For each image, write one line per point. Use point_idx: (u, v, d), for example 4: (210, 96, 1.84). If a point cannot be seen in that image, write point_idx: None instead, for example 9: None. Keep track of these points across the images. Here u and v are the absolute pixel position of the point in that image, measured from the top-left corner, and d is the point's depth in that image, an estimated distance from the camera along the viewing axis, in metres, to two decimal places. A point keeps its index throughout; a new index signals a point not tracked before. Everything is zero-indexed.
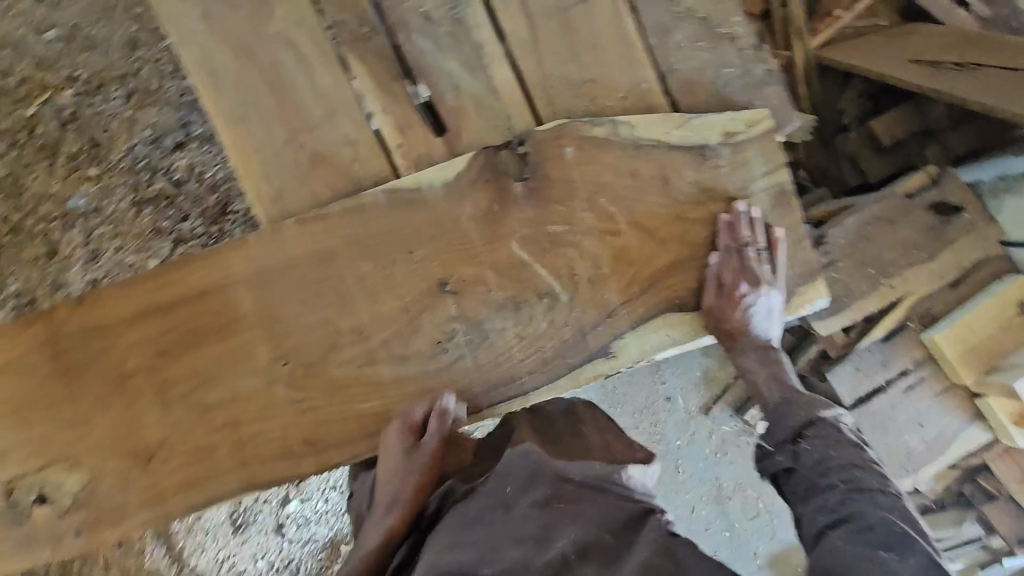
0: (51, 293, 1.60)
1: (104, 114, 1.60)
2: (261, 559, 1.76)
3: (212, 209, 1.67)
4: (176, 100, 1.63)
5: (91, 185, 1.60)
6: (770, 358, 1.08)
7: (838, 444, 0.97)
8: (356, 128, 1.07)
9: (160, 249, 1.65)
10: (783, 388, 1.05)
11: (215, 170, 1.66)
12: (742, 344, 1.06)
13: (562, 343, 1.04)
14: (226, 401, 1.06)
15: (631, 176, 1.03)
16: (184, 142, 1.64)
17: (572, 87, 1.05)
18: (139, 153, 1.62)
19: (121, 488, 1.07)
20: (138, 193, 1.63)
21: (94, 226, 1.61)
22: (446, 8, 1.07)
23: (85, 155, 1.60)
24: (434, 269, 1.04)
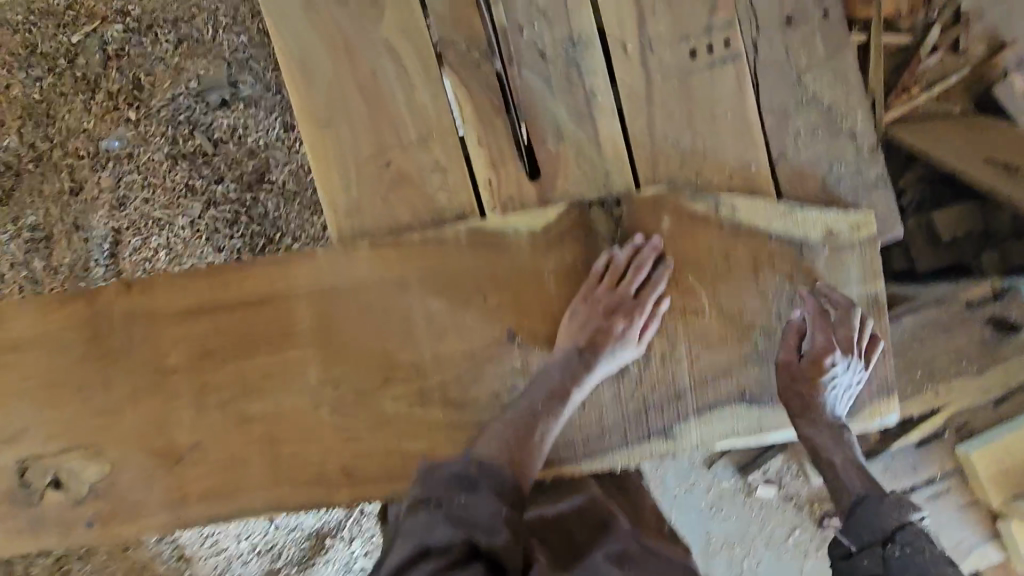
0: (70, 232, 1.47)
1: (150, 57, 1.44)
2: (244, 539, 1.50)
3: (249, 175, 1.47)
4: (229, 55, 1.44)
5: (127, 129, 1.45)
6: (845, 440, 1.01)
7: (935, 554, 0.89)
8: (448, 157, 1.02)
9: (188, 210, 1.47)
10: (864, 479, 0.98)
11: (257, 137, 1.46)
12: (820, 416, 1.00)
13: (623, 416, 1.00)
14: (267, 415, 1.03)
15: (724, 258, 0.98)
16: (230, 101, 1.45)
17: (679, 155, 1.00)
18: (182, 103, 1.45)
19: (142, 485, 1.04)
20: (176, 146, 1.46)
21: (125, 173, 1.46)
22: (564, 46, 1.00)
23: (125, 95, 1.45)
24: (505, 319, 1.00)
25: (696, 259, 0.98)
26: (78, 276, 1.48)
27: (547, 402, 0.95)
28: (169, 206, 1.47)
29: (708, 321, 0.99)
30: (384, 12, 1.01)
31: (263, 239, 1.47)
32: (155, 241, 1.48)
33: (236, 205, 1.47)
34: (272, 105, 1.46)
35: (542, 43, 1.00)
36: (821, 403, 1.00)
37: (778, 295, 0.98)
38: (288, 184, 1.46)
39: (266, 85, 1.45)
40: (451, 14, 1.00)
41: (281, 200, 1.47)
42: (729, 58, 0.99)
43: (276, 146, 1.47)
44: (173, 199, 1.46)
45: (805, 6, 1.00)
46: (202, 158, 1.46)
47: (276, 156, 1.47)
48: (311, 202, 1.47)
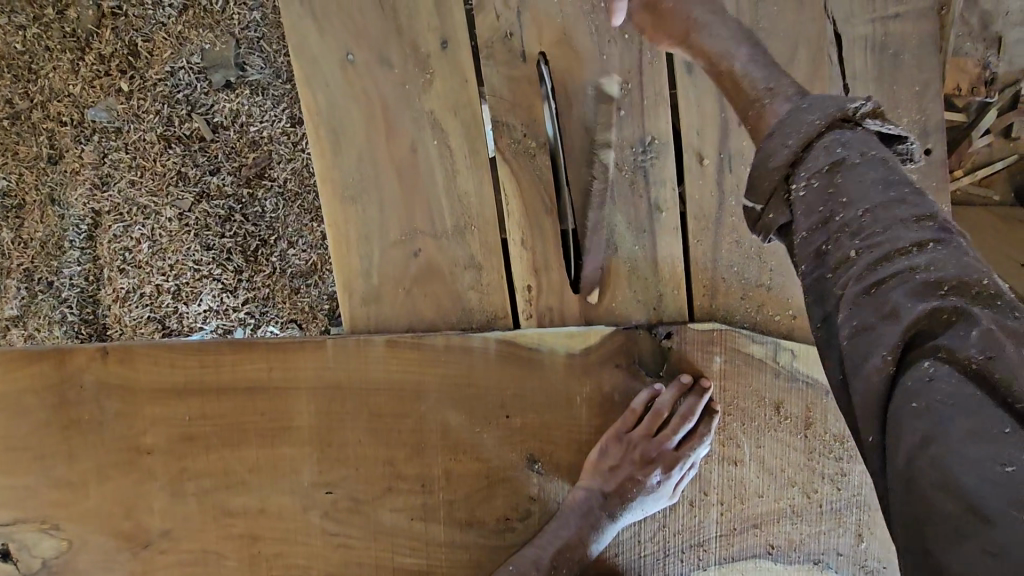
0: (41, 207, 1.22)
1: (150, 20, 1.18)
2: None
3: (248, 168, 1.22)
4: (239, 32, 1.18)
5: (119, 101, 1.20)
6: (744, 45, 0.78)
7: (863, 185, 0.60)
8: (486, 253, 0.91)
9: (177, 199, 1.21)
10: (765, 78, 0.75)
11: (260, 128, 1.21)
12: (698, 28, 0.80)
13: (640, 559, 0.91)
14: (251, 511, 0.92)
15: (775, 409, 0.89)
16: (235, 84, 1.20)
17: (742, 287, 0.91)
18: (181, 79, 1.19)
19: (100, 568, 0.93)
20: (171, 126, 1.21)
21: (111, 148, 1.21)
22: (634, 148, 0.89)
23: (119, 61, 1.19)
24: (527, 443, 0.90)
25: (744, 405, 0.89)
26: (48, 255, 1.22)
27: (560, 556, 0.85)
28: (157, 192, 1.21)
29: (746, 471, 0.91)
30: (433, 78, 0.88)
31: (256, 242, 1.22)
32: (138, 230, 1.22)
33: (230, 201, 1.22)
34: (282, 95, 1.21)
35: (610, 141, 0.89)
36: (686, 13, 0.80)
37: (824, 453, 0.90)
38: (290, 184, 1.22)
39: (277, 72, 1.20)
40: (512, 96, 0.88)
41: (280, 200, 1.22)
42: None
43: (281, 141, 1.21)
44: (162, 184, 1.21)
45: None
46: (199, 144, 1.21)
47: (280, 152, 1.21)
48: (315, 207, 1.22)
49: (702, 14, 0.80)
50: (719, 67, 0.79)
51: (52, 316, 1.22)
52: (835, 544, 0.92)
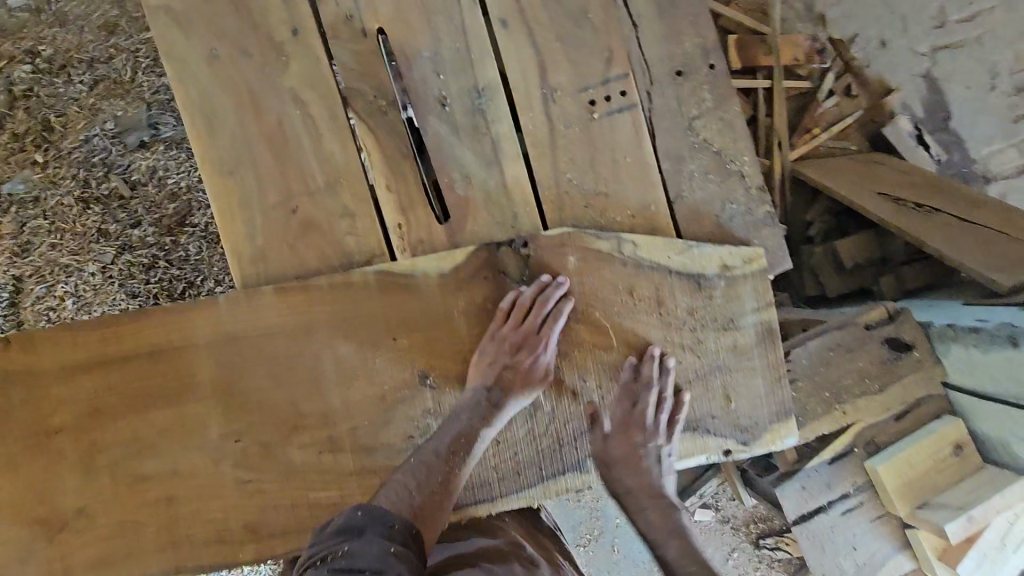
0: None
1: (64, 97, 1.62)
2: None
3: (168, 217, 1.63)
4: (148, 97, 1.65)
5: (35, 172, 1.62)
6: (676, 528, 1.05)
7: None
8: (357, 202, 1.03)
9: (100, 254, 1.62)
10: (695, 567, 1.02)
11: (176, 178, 1.65)
12: (625, 472, 1.02)
13: (538, 452, 1.00)
14: (163, 474, 0.97)
15: (628, 294, 1.02)
16: (150, 142, 1.64)
17: (583, 197, 1.05)
18: (96, 145, 1.63)
19: (18, 559, 0.95)
20: (87, 189, 1.62)
21: (30, 217, 1.61)
22: (469, 95, 1.05)
23: (34, 136, 1.62)
24: (417, 361, 0.99)
25: (603, 295, 1.01)
26: None
27: (456, 442, 0.95)
28: (82, 250, 1.63)
29: (616, 354, 1.01)
30: (291, 61, 1.03)
31: (181, 282, 1.64)
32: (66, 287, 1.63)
33: (153, 248, 1.63)
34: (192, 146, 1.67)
35: (448, 94, 1.04)
36: (649, 477, 1.04)
37: (680, 327, 1.02)
38: (207, 228, 1.64)
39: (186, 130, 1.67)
40: (359, 66, 1.04)
41: (202, 241, 1.64)
42: (624, 107, 1.06)
43: (195, 190, 1.65)
44: (85, 243, 1.63)
45: (693, 59, 1.09)
46: (117, 202, 1.63)
47: (194, 197, 1.64)
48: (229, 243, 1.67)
49: (660, 468, 1.03)
50: (615, 486, 1.03)
51: None
52: (708, 410, 1.03)
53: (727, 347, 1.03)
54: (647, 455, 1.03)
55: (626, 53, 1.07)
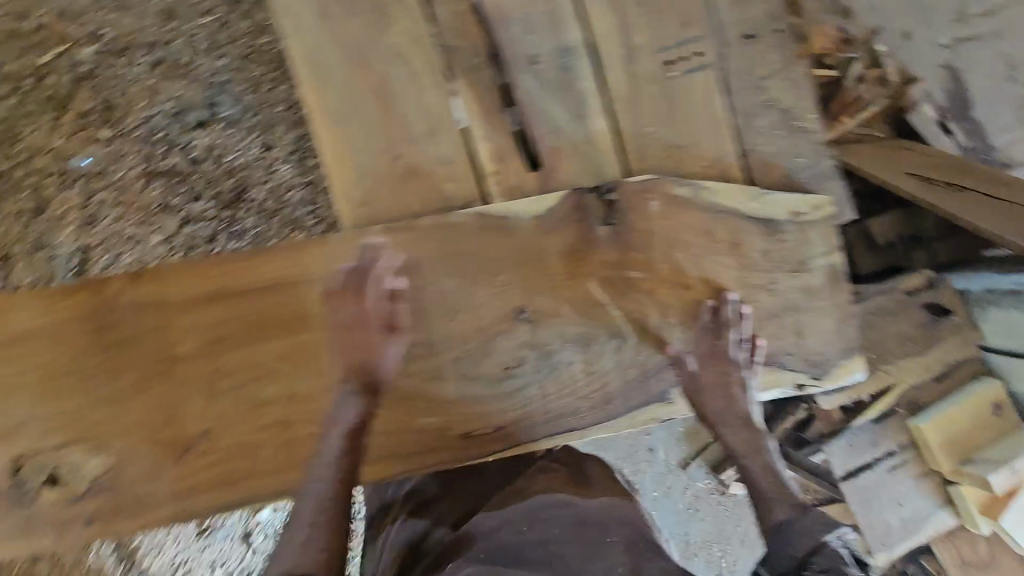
0: (28, 251, 1.50)
1: (125, 79, 1.53)
2: (219, 567, 1.81)
3: (227, 192, 1.57)
4: (207, 79, 1.57)
5: (102, 148, 1.52)
6: (760, 447, 1.12)
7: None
8: (455, 150, 1.11)
9: (164, 225, 1.55)
10: (775, 479, 1.09)
11: (235, 156, 1.57)
12: (713, 397, 1.08)
13: (625, 383, 1.08)
14: (281, 398, 1.05)
15: (708, 237, 1.09)
16: (208, 120, 1.57)
17: (663, 149, 1.13)
18: (157, 123, 1.55)
19: (149, 475, 1.03)
20: (152, 164, 1.55)
21: (95, 189, 1.52)
22: (558, 54, 1.13)
23: (97, 115, 1.52)
24: (514, 296, 1.07)
25: (685, 237, 1.09)
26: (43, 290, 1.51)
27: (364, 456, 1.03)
28: (141, 223, 1.54)
29: (697, 292, 1.09)
30: (395, 21, 1.11)
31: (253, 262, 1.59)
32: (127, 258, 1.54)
33: (213, 221, 1.56)
34: (250, 126, 1.58)
35: (539, 52, 1.12)
36: (735, 405, 1.10)
37: (756, 268, 1.10)
38: (266, 202, 1.58)
39: (244, 107, 1.58)
40: (456, 26, 1.12)
41: (260, 217, 1.59)
42: (700, 66, 1.14)
43: (255, 167, 1.58)
44: (147, 217, 1.54)
45: (763, 24, 1.17)
46: (180, 177, 1.55)
47: (252, 174, 1.58)
48: (291, 220, 1.61)
49: (746, 396, 1.10)
50: (705, 411, 1.08)
51: None
52: (784, 346, 1.10)
53: (799, 286, 1.11)
54: (735, 384, 1.09)
55: (702, 16, 1.15)
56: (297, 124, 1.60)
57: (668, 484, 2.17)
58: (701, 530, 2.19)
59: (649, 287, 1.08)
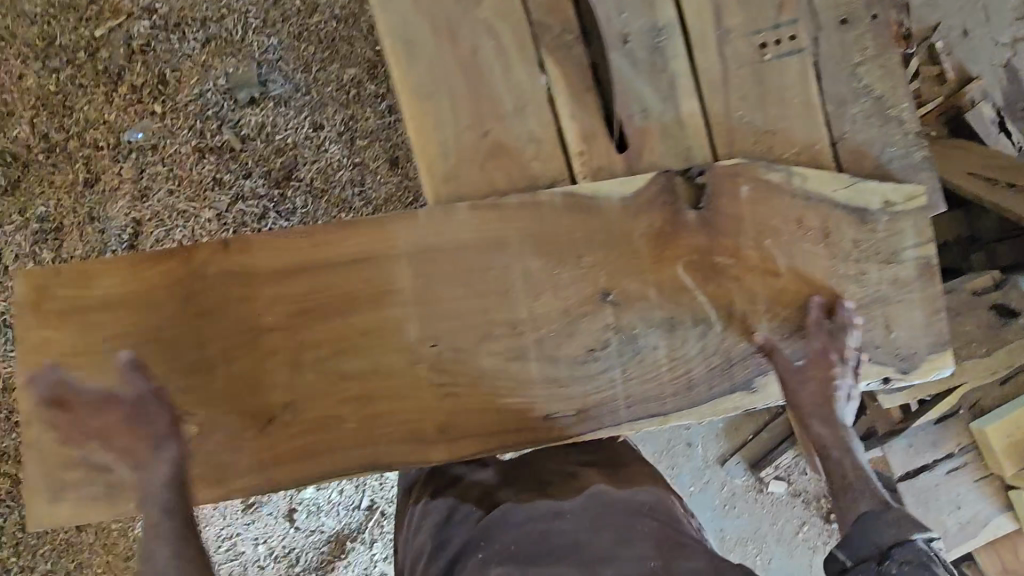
0: (84, 222, 1.66)
1: (176, 53, 1.67)
2: (261, 544, 1.87)
3: (277, 171, 1.71)
4: (257, 56, 1.69)
5: (154, 122, 1.67)
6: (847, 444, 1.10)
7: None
8: (542, 129, 1.09)
9: (215, 201, 1.69)
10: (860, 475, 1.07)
11: (285, 135, 1.71)
12: (808, 386, 1.06)
13: (709, 370, 1.06)
14: (363, 372, 1.04)
15: (798, 224, 1.07)
16: (259, 98, 1.70)
17: (754, 133, 1.10)
18: (209, 99, 1.68)
19: (232, 445, 1.03)
20: (203, 140, 1.69)
21: (149, 163, 1.67)
22: (649, 32, 1.10)
23: (149, 89, 1.67)
24: (599, 278, 1.06)
25: (775, 223, 1.07)
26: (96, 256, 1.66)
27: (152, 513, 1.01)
28: (195, 198, 1.68)
29: (786, 281, 1.06)
30: None
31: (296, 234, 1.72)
32: (178, 231, 1.69)
33: (263, 200, 1.70)
34: (300, 105, 1.71)
35: (629, 31, 1.10)
36: (829, 397, 1.07)
37: (846, 258, 1.08)
38: (314, 181, 1.72)
39: (295, 86, 1.71)
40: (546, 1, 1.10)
41: (308, 196, 1.72)
42: (793, 51, 1.11)
43: (303, 145, 1.71)
44: (198, 191, 1.69)
45: (859, 8, 1.14)
46: (230, 153, 1.69)
47: (301, 153, 1.71)
48: (337, 200, 1.73)
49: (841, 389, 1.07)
50: (797, 399, 1.07)
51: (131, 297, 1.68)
52: (872, 338, 1.07)
53: (888, 278, 1.08)
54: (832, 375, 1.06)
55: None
56: (344, 105, 1.73)
57: (705, 479, 2.12)
58: (738, 528, 2.13)
59: (738, 274, 1.06)
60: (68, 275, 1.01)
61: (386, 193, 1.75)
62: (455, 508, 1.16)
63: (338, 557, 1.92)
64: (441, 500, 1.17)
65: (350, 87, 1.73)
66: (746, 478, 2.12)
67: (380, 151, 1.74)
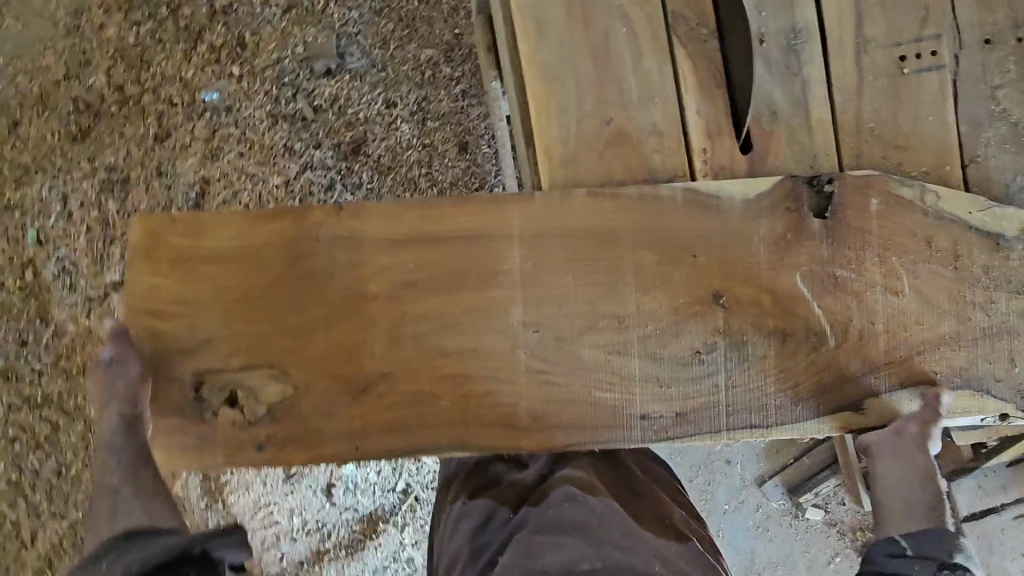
0: (150, 176, 1.64)
1: (259, 19, 1.66)
2: (296, 516, 1.81)
3: (347, 144, 1.67)
4: (338, 28, 1.68)
5: (231, 84, 1.65)
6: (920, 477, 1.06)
7: None
8: (666, 120, 1.06)
9: (284, 168, 1.65)
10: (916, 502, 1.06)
11: (357, 109, 1.67)
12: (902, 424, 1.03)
13: (818, 385, 1.03)
14: (464, 351, 1.02)
15: (925, 244, 1.04)
16: (335, 70, 1.67)
17: (884, 146, 1.07)
18: (286, 66, 1.67)
19: (325, 411, 1.01)
20: (277, 106, 1.66)
21: (221, 123, 1.65)
22: (787, 34, 1.08)
23: (228, 51, 1.65)
24: (713, 280, 1.03)
25: (900, 241, 1.03)
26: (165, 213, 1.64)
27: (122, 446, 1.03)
28: (263, 163, 1.65)
29: (906, 301, 1.03)
30: None
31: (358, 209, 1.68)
32: (244, 194, 1.65)
33: (331, 171, 1.67)
34: (373, 80, 1.68)
35: (766, 31, 1.08)
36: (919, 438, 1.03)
37: (971, 283, 1.04)
38: (382, 158, 1.67)
39: (371, 61, 1.68)
40: None
41: (375, 173, 1.68)
42: (935, 65, 1.08)
43: (375, 120, 1.67)
44: (268, 156, 1.65)
45: (1004, 30, 1.10)
46: (302, 122, 1.66)
47: (371, 128, 1.67)
48: (404, 178, 1.68)
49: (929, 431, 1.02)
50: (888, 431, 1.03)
51: None
52: (990, 370, 1.04)
53: (1016, 309, 1.04)
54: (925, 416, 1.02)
55: (940, 15, 1.09)
56: (418, 84, 1.68)
57: (741, 497, 2.00)
58: (769, 552, 2.01)
59: (857, 290, 1.03)
60: (183, 224, 1.01)
61: (453, 177, 1.69)
62: (493, 514, 1.12)
63: (372, 536, 1.83)
64: (478, 503, 1.14)
65: (426, 66, 1.68)
66: (785, 502, 2.00)
67: (450, 133, 1.69)
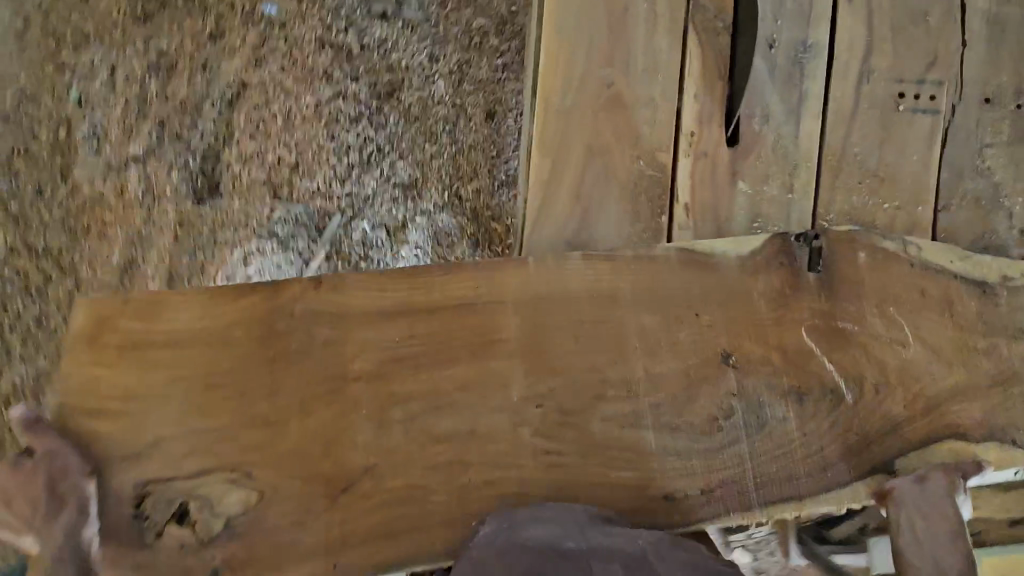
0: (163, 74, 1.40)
1: None
2: None
3: (383, 85, 1.45)
4: None
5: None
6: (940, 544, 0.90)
7: None
8: (664, 97, 1.08)
9: (318, 91, 1.43)
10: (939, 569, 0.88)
11: (401, 55, 1.46)
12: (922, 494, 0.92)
13: (843, 448, 0.96)
14: (462, 434, 0.90)
15: (918, 294, 1.03)
16: (390, 16, 1.46)
17: (864, 202, 1.09)
18: None
19: (296, 521, 0.86)
20: (328, 33, 1.44)
21: (272, 37, 1.42)
22: (797, 45, 1.09)
23: None
24: (721, 339, 0.98)
25: (895, 292, 1.03)
26: (184, 113, 1.40)
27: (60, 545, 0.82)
28: (301, 82, 1.42)
29: (913, 352, 1.01)
30: None
31: (372, 147, 1.44)
32: (274, 107, 1.42)
33: (360, 108, 1.44)
34: (425, 34, 1.47)
35: (779, 37, 1.09)
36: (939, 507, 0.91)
37: (968, 330, 1.03)
38: (412, 108, 1.45)
39: (427, 13, 1.47)
40: None
41: (402, 121, 1.45)
42: (929, 110, 1.10)
43: (416, 70, 1.45)
44: (306, 78, 1.43)
45: (1005, 93, 1.11)
46: (348, 53, 1.44)
47: (412, 78, 1.45)
48: (428, 130, 1.45)
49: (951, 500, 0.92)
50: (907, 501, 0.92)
51: (176, 159, 1.39)
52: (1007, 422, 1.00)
53: (1016, 354, 1.03)
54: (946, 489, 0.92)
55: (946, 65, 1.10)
56: (463, 49, 1.47)
57: None
58: None
59: (863, 344, 1.00)
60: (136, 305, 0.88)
61: (473, 143, 1.46)
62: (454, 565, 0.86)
63: None
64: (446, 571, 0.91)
65: (475, 33, 1.48)
66: None
67: (481, 100, 1.47)
